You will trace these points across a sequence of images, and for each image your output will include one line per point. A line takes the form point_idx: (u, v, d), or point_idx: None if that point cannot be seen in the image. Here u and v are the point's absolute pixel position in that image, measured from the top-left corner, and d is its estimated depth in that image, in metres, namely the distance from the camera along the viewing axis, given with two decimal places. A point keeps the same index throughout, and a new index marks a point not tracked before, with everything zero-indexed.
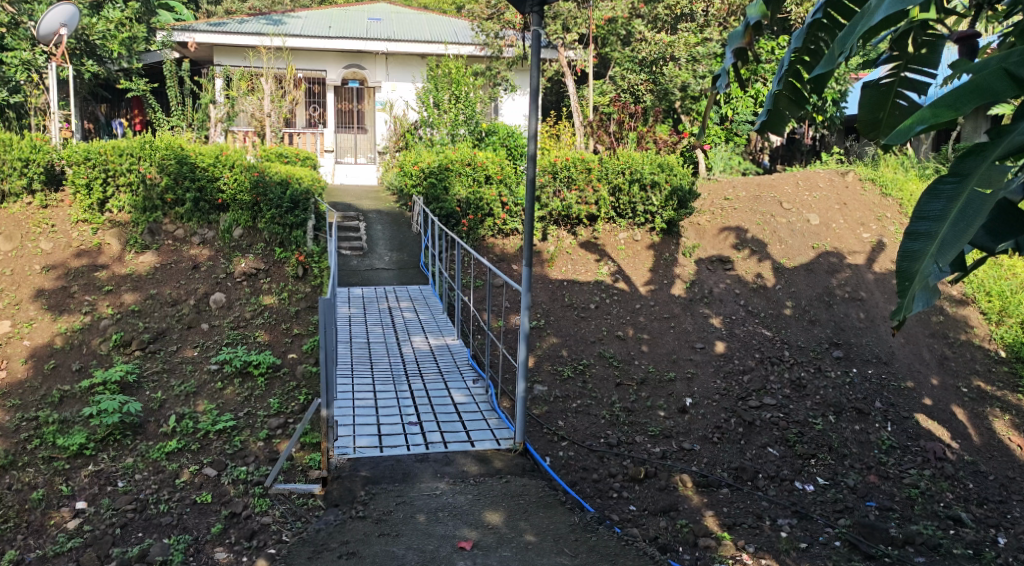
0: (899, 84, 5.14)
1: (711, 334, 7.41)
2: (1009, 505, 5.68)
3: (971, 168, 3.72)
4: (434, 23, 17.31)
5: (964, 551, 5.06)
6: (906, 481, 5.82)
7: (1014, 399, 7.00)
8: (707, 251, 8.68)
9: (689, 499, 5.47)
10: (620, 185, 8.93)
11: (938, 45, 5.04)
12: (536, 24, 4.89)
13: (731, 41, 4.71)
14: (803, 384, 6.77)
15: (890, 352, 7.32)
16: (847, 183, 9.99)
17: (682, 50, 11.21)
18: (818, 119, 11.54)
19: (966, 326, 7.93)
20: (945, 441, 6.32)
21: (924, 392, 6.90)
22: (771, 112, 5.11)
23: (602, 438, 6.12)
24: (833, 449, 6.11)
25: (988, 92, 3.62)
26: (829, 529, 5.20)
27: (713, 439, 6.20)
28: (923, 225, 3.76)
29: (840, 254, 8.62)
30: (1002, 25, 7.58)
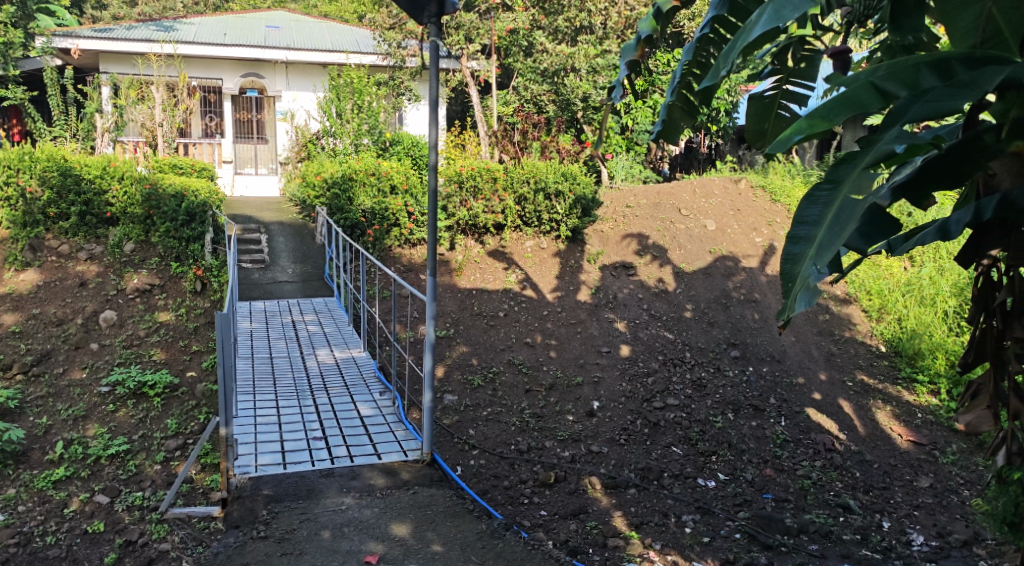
0: (782, 96, 5.47)
1: (616, 338, 7.58)
2: (892, 491, 6.06)
3: (845, 175, 4.00)
4: (334, 31, 17.13)
5: (852, 536, 5.37)
6: (799, 473, 6.12)
7: (895, 391, 7.47)
8: (611, 257, 8.88)
9: (598, 501, 5.60)
10: (525, 195, 8.94)
11: (816, 59, 5.33)
12: (434, 35, 4.92)
13: (624, 53, 4.93)
14: (703, 384, 7.02)
15: (782, 351, 7.69)
16: (740, 190, 10.44)
17: (582, 61, 11.49)
18: (712, 129, 12.08)
19: (850, 324, 8.42)
20: (834, 434, 6.69)
21: (813, 387, 7.28)
22: (666, 122, 5.41)
23: (512, 445, 6.20)
24: (732, 445, 6.36)
25: (858, 105, 3.88)
26: (729, 523, 5.42)
27: (620, 440, 6.35)
28: (804, 229, 4.03)
29: (735, 257, 9.00)
30: (873, 41, 8.01)
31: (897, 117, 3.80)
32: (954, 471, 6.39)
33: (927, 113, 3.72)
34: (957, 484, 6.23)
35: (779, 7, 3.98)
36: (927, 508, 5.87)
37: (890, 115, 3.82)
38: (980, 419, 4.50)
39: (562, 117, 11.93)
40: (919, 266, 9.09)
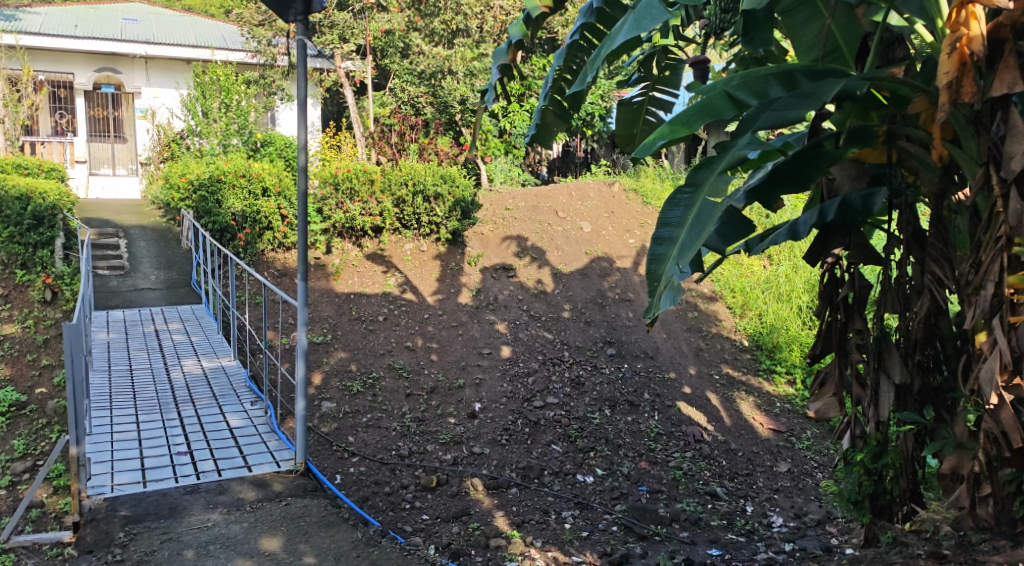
0: (649, 102, 5.70)
1: (497, 340, 7.64)
2: (754, 477, 6.46)
3: (702, 179, 4.21)
4: (199, 26, 16.36)
5: (719, 522, 5.69)
6: (671, 465, 6.39)
7: (756, 382, 7.95)
8: (490, 260, 8.93)
9: (479, 503, 5.66)
10: (403, 197, 8.79)
11: (679, 68, 5.59)
12: (302, 33, 4.79)
13: (496, 57, 5.01)
14: (582, 382, 7.18)
15: (655, 347, 8.00)
16: (614, 194, 10.72)
17: (459, 64, 11.41)
18: (587, 133, 12.46)
19: (716, 320, 8.85)
20: (702, 425, 7.03)
21: (683, 381, 7.62)
22: (540, 126, 5.53)
23: (393, 451, 6.15)
24: (609, 440, 6.56)
25: (714, 112, 4.10)
26: (606, 516, 5.63)
27: (502, 441, 6.41)
28: (667, 231, 4.19)
29: (610, 258, 9.27)
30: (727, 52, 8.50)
31: (749, 124, 4.04)
32: (809, 456, 6.88)
33: (774, 122, 3.96)
34: (812, 468, 6.71)
35: (639, 17, 4.13)
36: (785, 491, 6.30)
37: (743, 122, 4.05)
38: (828, 406, 4.87)
39: (439, 119, 11.90)
40: (776, 265, 9.68)
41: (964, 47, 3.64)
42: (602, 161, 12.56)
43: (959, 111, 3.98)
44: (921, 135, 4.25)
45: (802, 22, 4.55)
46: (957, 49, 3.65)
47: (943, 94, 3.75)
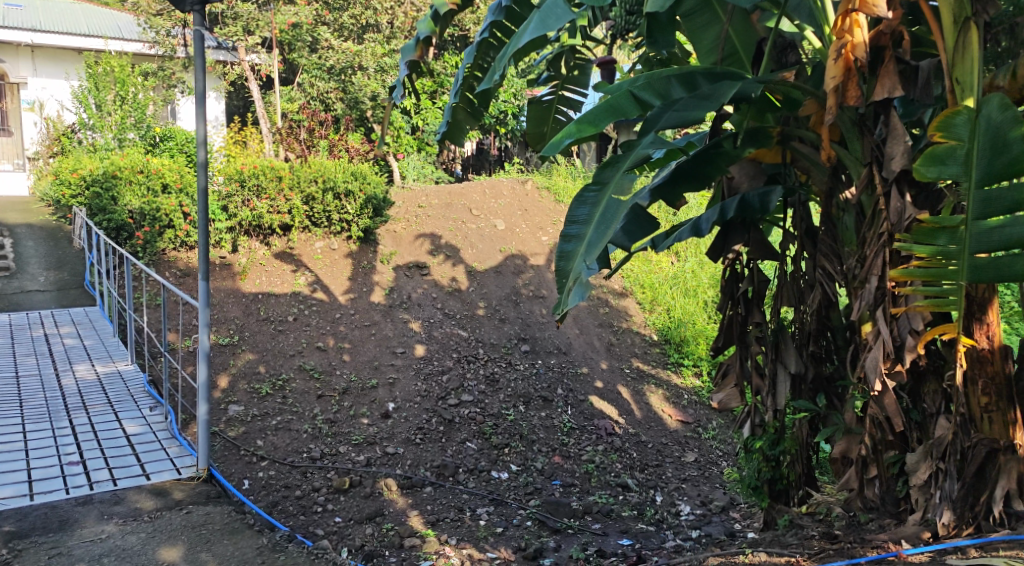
0: (559, 102, 5.77)
1: (411, 339, 7.57)
2: (664, 467, 6.66)
3: (608, 178, 4.30)
4: (91, 14, 15.57)
5: (630, 512, 5.86)
6: (584, 458, 6.53)
7: (665, 375, 8.18)
8: (404, 258, 8.81)
9: (394, 503, 5.63)
10: (313, 194, 8.54)
11: (587, 68, 5.73)
12: (198, 24, 4.67)
13: (404, 53, 4.99)
14: (496, 379, 7.21)
15: (568, 344, 8.12)
16: (527, 192, 10.80)
17: (370, 60, 11.43)
18: (501, 131, 12.49)
19: (627, 315, 9.04)
20: (613, 418, 7.21)
21: (595, 376, 7.78)
22: (450, 124, 5.53)
23: (304, 453, 6.04)
24: (523, 436, 6.62)
25: (619, 113, 4.20)
26: (521, 511, 5.70)
27: (416, 440, 6.37)
28: (574, 228, 4.26)
29: (524, 256, 9.37)
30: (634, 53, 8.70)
31: (652, 124, 4.14)
32: (714, 445, 7.16)
33: (677, 122, 4.05)
34: (717, 456, 6.98)
35: (544, 17, 4.17)
36: (693, 480, 6.53)
37: (647, 122, 4.15)
38: (730, 397, 5.12)
39: (350, 115, 11.73)
40: (683, 261, 9.94)
41: (849, 53, 3.84)
42: (515, 159, 12.63)
43: (845, 114, 4.19)
44: (811, 137, 4.48)
45: (701, 26, 4.72)
46: (842, 56, 3.85)
47: (831, 97, 3.94)
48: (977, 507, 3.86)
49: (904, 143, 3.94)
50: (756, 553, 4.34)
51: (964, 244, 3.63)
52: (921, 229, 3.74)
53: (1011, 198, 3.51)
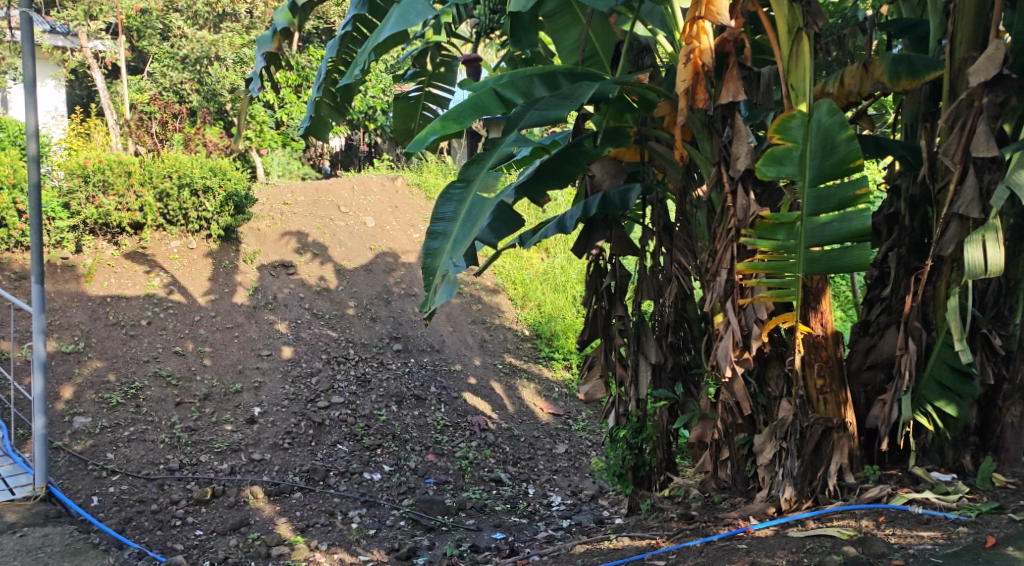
0: (426, 98, 5.80)
1: (277, 340, 7.28)
2: (535, 460, 6.85)
3: (473, 175, 4.33)
4: None
5: (503, 506, 5.98)
6: (457, 455, 6.58)
7: (536, 369, 8.35)
8: (269, 256, 8.31)
9: (260, 511, 5.49)
10: (167, 190, 7.62)
11: (452, 65, 5.75)
12: (26, 7, 4.35)
13: (260, 44, 4.83)
14: (368, 379, 7.10)
15: (441, 341, 8.12)
16: (398, 189, 10.66)
17: (227, 50, 11.02)
18: (370, 127, 12.30)
19: (499, 312, 9.12)
20: (487, 414, 7.29)
21: (468, 372, 7.84)
22: (314, 119, 5.41)
23: (161, 465, 5.75)
24: (396, 436, 6.59)
25: (483, 110, 4.24)
26: (394, 511, 5.72)
27: (283, 444, 6.18)
28: (440, 226, 4.23)
29: (395, 254, 9.34)
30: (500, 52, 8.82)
31: (515, 122, 4.17)
32: (584, 436, 7.40)
33: (538, 120, 4.09)
34: (586, 447, 7.21)
35: (405, 12, 4.13)
36: (564, 471, 6.78)
37: (509, 120, 4.19)
38: (596, 388, 5.29)
39: (207, 108, 11.25)
40: (552, 257, 10.09)
41: (697, 58, 4.04)
42: (386, 155, 12.45)
43: (695, 115, 4.40)
44: (666, 137, 4.70)
45: (563, 27, 4.86)
46: (691, 60, 4.06)
47: (682, 99, 4.15)
48: (814, 482, 4.20)
49: (747, 144, 4.15)
50: (620, 538, 4.54)
51: (800, 238, 3.92)
52: (763, 225, 3.99)
53: (839, 197, 3.83)
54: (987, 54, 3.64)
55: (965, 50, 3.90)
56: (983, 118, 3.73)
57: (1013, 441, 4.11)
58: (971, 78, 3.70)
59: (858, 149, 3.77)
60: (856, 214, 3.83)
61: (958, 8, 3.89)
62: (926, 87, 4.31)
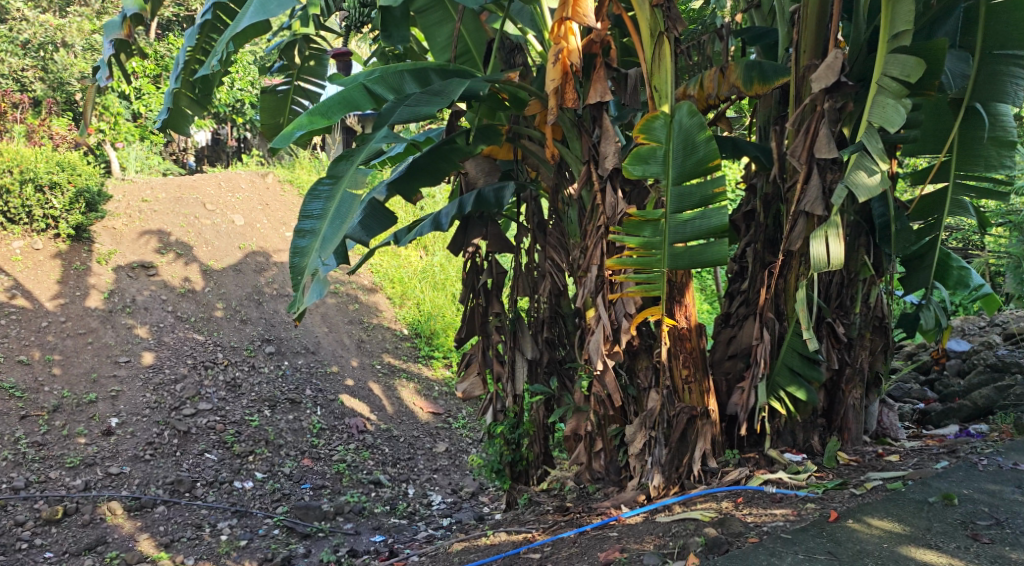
0: (295, 92, 5.68)
1: (136, 346, 6.82)
2: (415, 460, 6.81)
3: (342, 171, 4.22)
4: None
5: (382, 508, 5.93)
6: (334, 459, 6.48)
7: (416, 368, 8.28)
8: (126, 257, 7.76)
9: (118, 528, 5.20)
10: (7, 187, 6.84)
11: (322, 58, 5.63)
12: None
13: (107, 30, 4.57)
14: (237, 384, 6.83)
15: (316, 342, 7.89)
16: (268, 185, 10.28)
17: (75, 36, 10.51)
18: (238, 122, 11.79)
19: (377, 311, 8.96)
20: (364, 415, 7.17)
21: (345, 374, 7.68)
22: (173, 111, 5.20)
23: (4, 484, 5.29)
24: (269, 441, 6.39)
25: (353, 105, 4.16)
26: (267, 520, 5.55)
27: (145, 456, 5.85)
28: (308, 223, 4.09)
29: (266, 253, 9.00)
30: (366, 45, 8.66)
31: (385, 118, 4.11)
32: (464, 434, 7.41)
33: (407, 116, 4.04)
34: (466, 444, 7.23)
35: (265, 1, 3.96)
36: (444, 469, 6.77)
37: (379, 116, 4.12)
38: (473, 386, 5.27)
39: (53, 98, 10.08)
40: (432, 255, 10.07)
41: (565, 58, 4.12)
42: (255, 150, 11.97)
43: (565, 114, 4.49)
44: (537, 136, 4.75)
45: (435, 23, 4.83)
46: (559, 60, 4.13)
47: (551, 98, 4.22)
48: (681, 468, 4.37)
49: (614, 143, 4.24)
50: (496, 533, 4.58)
51: (664, 235, 4.07)
52: (630, 222, 4.12)
53: (700, 195, 4.01)
54: (827, 62, 3.91)
55: (808, 58, 4.17)
56: (825, 121, 4.00)
57: (854, 421, 4.51)
58: (814, 84, 3.95)
59: (715, 150, 3.94)
60: (715, 212, 4.02)
61: (802, 18, 4.16)
62: (776, 92, 4.58)
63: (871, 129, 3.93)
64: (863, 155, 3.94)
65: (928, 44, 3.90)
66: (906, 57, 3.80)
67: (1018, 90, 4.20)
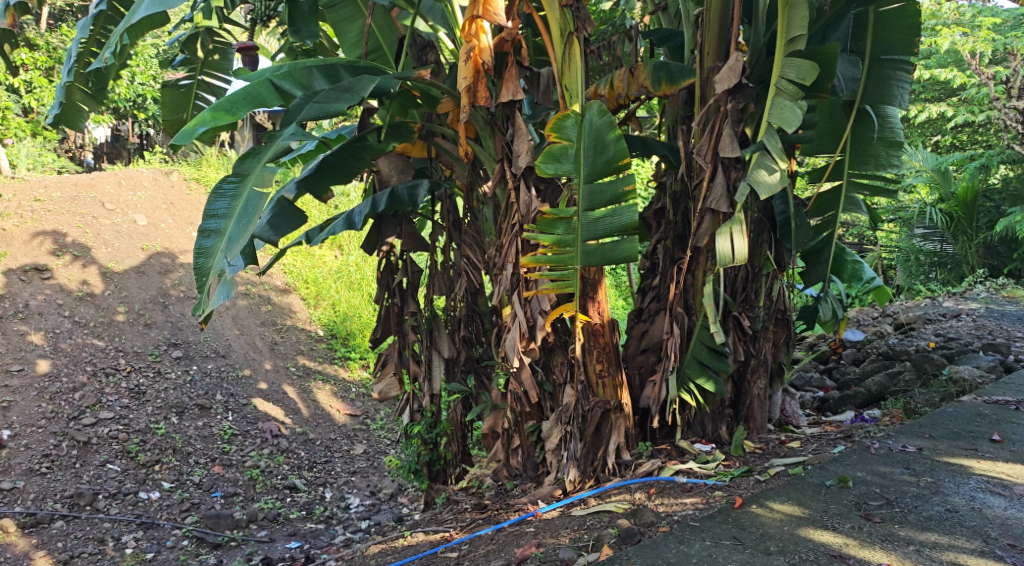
0: (198, 87, 5.51)
1: (30, 353, 6.41)
2: (332, 463, 6.72)
3: (248, 169, 4.10)
4: None
5: (298, 513, 5.82)
6: (247, 464, 6.31)
7: (332, 369, 8.15)
8: (17, 259, 7.30)
9: (12, 547, 4.91)
10: None
11: (227, 51, 5.54)
12: None
13: None
14: (142, 391, 6.55)
15: (227, 345, 7.64)
16: (173, 184, 9.87)
17: None
18: (139, 117, 11.29)
19: (290, 312, 8.75)
20: (278, 419, 7.00)
21: (258, 377, 7.49)
22: (65, 106, 4.94)
23: None
24: (177, 449, 6.17)
25: (259, 102, 4.05)
26: (176, 531, 5.36)
27: (40, 469, 5.53)
28: (213, 223, 3.96)
29: (171, 254, 8.64)
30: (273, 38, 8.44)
31: (294, 115, 4.02)
32: (383, 435, 7.36)
33: (316, 114, 3.95)
34: (384, 445, 7.17)
35: None
36: (362, 471, 6.69)
37: (288, 112, 4.03)
38: (389, 386, 5.18)
39: None
40: (347, 254, 9.93)
41: (477, 56, 4.12)
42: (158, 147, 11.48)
43: (478, 112, 4.48)
44: (450, 134, 4.74)
45: (344, 19, 4.76)
46: (471, 58, 4.13)
47: (464, 96, 4.20)
48: (596, 461, 4.44)
49: (527, 142, 4.26)
50: (413, 534, 4.56)
51: (577, 232, 4.12)
52: (544, 220, 4.15)
53: (611, 192, 4.08)
54: (729, 64, 4.04)
55: (712, 59, 4.31)
56: (728, 121, 4.14)
57: (758, 410, 4.69)
58: (717, 85, 4.08)
59: (625, 149, 4.02)
60: (626, 209, 4.09)
61: (706, 21, 4.29)
62: (682, 92, 4.71)
63: (770, 129, 4.10)
64: (764, 154, 4.10)
65: (821, 48, 4.08)
66: (802, 60, 3.97)
67: (902, 92, 4.49)
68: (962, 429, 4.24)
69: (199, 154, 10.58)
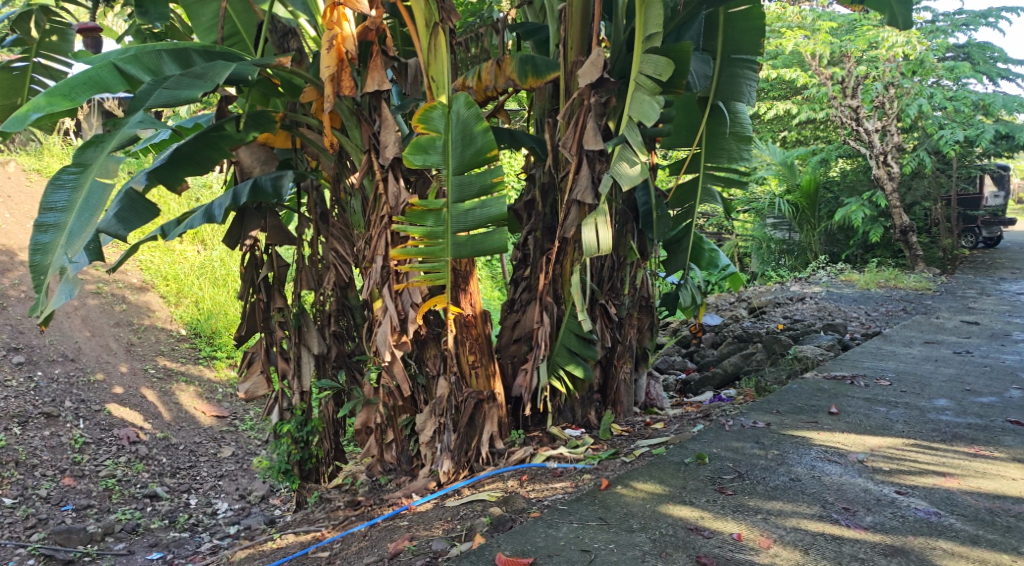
0: (34, 69, 5.17)
1: None
2: (198, 468, 6.46)
3: (91, 159, 3.82)
4: None
5: (160, 523, 5.54)
6: (102, 474, 5.93)
7: (196, 370, 7.77)
8: None
9: None
10: None
11: (67, 33, 5.24)
12: None
13: None
14: None
15: (76, 348, 7.12)
16: (9, 174, 9.11)
17: None
18: None
19: (148, 311, 8.22)
20: (136, 425, 6.61)
21: (113, 381, 7.02)
22: None
23: None
24: (20, 462, 5.69)
25: (102, 87, 3.78)
26: (20, 549, 4.95)
27: None
28: (51, 216, 3.67)
29: (10, 251, 7.92)
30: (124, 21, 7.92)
31: (140, 101, 3.79)
32: (252, 435, 7.14)
33: (165, 100, 3.75)
34: (254, 446, 6.97)
35: None
36: (230, 475, 6.47)
37: (134, 99, 3.80)
38: (256, 385, 4.98)
39: None
40: (211, 249, 9.41)
41: (340, 44, 4.04)
42: None
43: (343, 102, 4.38)
44: (315, 124, 4.62)
45: (199, 2, 4.55)
46: (334, 46, 4.04)
47: (327, 85, 4.10)
48: (469, 451, 4.47)
49: (394, 133, 4.22)
50: (283, 536, 4.44)
51: (446, 224, 4.11)
52: (412, 212, 4.11)
53: (479, 184, 4.11)
54: (591, 59, 4.15)
55: (575, 54, 4.42)
56: (592, 115, 4.26)
57: (625, 394, 4.89)
58: (580, 79, 4.18)
59: (492, 141, 4.05)
60: (494, 201, 4.12)
61: (568, 16, 4.38)
62: (549, 86, 4.79)
63: (631, 123, 4.25)
64: (626, 148, 4.25)
65: (677, 46, 4.26)
66: (658, 57, 4.13)
67: (750, 91, 4.78)
68: (805, 403, 4.58)
69: (41, 143, 9.83)
